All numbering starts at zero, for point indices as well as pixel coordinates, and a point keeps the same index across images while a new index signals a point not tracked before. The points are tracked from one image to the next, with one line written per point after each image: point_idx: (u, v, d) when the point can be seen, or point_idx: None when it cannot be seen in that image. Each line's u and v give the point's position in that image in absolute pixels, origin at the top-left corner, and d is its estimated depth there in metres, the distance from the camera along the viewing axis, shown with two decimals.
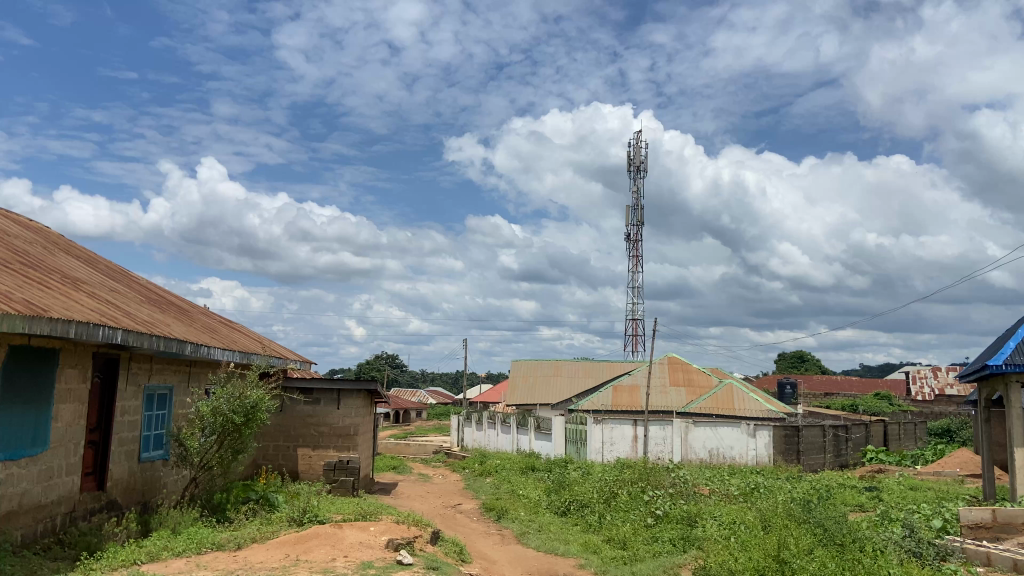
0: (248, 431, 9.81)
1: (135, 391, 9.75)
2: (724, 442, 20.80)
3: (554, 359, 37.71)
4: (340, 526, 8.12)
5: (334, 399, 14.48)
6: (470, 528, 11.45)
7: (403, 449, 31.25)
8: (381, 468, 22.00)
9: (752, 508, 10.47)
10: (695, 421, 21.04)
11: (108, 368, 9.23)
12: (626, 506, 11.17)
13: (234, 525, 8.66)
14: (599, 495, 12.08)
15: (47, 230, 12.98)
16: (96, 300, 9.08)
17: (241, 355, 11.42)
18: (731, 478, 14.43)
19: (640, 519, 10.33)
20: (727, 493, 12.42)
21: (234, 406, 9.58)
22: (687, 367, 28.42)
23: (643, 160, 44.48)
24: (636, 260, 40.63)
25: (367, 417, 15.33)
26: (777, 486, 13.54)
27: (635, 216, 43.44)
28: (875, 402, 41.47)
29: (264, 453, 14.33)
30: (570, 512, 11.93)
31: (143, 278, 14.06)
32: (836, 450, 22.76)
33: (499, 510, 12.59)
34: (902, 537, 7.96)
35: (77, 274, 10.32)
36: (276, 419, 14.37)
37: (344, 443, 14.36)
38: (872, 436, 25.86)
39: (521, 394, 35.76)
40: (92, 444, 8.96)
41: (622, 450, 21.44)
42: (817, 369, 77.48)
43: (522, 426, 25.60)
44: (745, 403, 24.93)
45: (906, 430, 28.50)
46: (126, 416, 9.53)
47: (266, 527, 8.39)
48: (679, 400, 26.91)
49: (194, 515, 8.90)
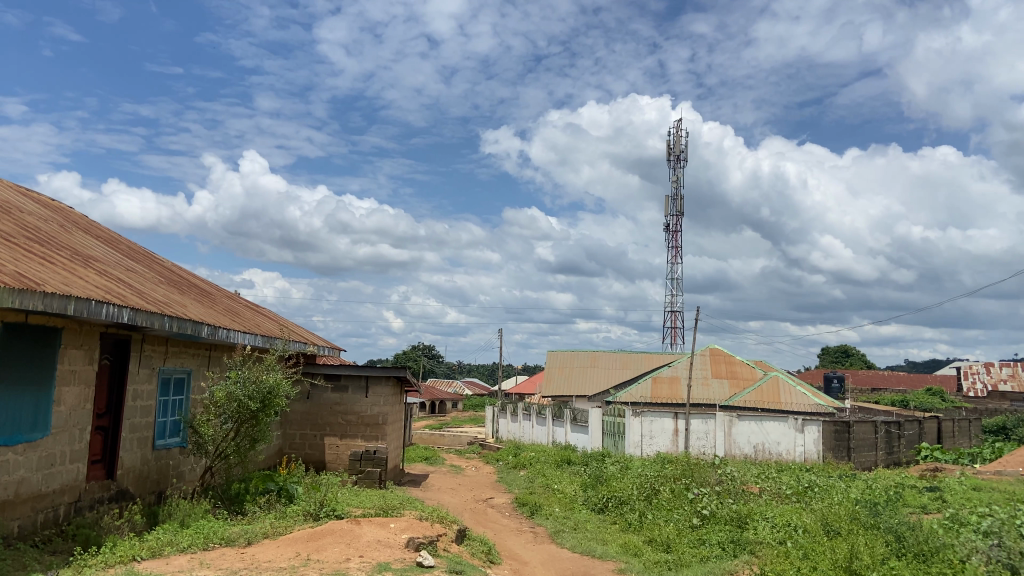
0: (265, 418, 9.22)
1: (148, 375, 9.23)
2: (771, 437, 19.84)
3: (590, 351, 36.95)
4: (358, 522, 7.49)
5: (362, 386, 13.88)
6: (500, 525, 10.76)
7: (436, 440, 30.78)
8: (413, 459, 21.47)
9: (808, 511, 9.60)
10: (739, 414, 20.13)
11: (119, 350, 8.73)
12: (670, 504, 10.38)
13: (247, 519, 8.08)
14: (639, 492, 11.30)
15: (69, 210, 12.64)
16: (106, 279, 8.57)
17: (262, 339, 10.89)
18: (781, 476, 13.48)
19: (684, 520, 9.52)
20: (779, 492, 11.53)
21: (250, 392, 9.00)
22: (729, 359, 27.41)
23: (683, 149, 43.35)
24: (676, 251, 39.56)
25: (397, 406, 14.74)
26: (832, 485, 12.64)
27: (674, 207, 42.39)
28: (926, 398, 39.87)
29: (290, 442, 13.90)
30: (609, 510, 11.17)
31: (168, 261, 13.66)
32: (889, 447, 21.63)
33: (532, 506, 11.89)
34: (988, 547, 7.05)
35: (92, 253, 9.86)
36: (302, 407, 13.89)
37: (372, 433, 13.78)
38: (926, 433, 24.57)
39: (557, 385, 35.04)
40: (101, 430, 8.47)
41: (662, 444, 20.54)
42: (863, 364, 75.10)
43: (558, 417, 24.89)
44: (792, 396, 23.86)
45: (961, 427, 27.11)
46: (138, 401, 9.02)
47: (281, 522, 7.80)
48: (721, 393, 25.96)
49: (206, 507, 8.34)
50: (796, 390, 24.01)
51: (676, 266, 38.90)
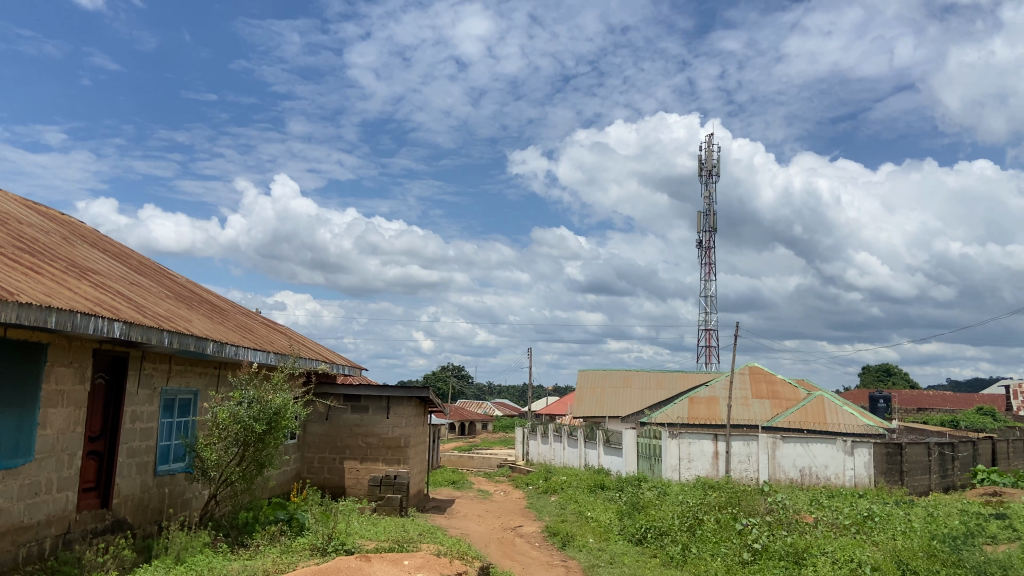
0: (272, 442, 8.50)
1: (149, 396, 8.57)
2: (818, 461, 18.76)
3: (623, 370, 35.93)
4: (367, 559, 6.69)
5: (383, 407, 13.18)
6: (529, 558, 9.92)
7: (465, 462, 29.90)
8: (440, 482, 20.68)
9: (872, 545, 8.64)
10: (783, 436, 19.04)
11: (116, 368, 8.10)
12: (716, 536, 9.44)
13: (248, 553, 7.32)
14: (680, 522, 10.38)
15: (78, 224, 12.16)
16: (102, 291, 7.96)
17: (272, 357, 10.23)
18: (835, 504, 12.40)
19: (732, 554, 8.56)
20: (836, 523, 10.46)
21: (255, 413, 8.30)
22: (769, 378, 26.27)
23: (715, 165, 42.35)
24: (709, 268, 38.55)
25: (419, 428, 13.99)
26: (891, 513, 11.56)
27: (707, 223, 41.37)
28: (977, 418, 38.09)
29: (309, 466, 13.14)
30: (647, 541, 10.23)
31: (180, 277, 13.14)
32: (943, 471, 20.37)
33: (564, 536, 11.02)
34: None
35: (93, 266, 9.30)
36: (320, 428, 13.18)
37: (394, 456, 13.03)
38: (980, 455, 23.20)
39: (589, 406, 34.09)
40: (95, 455, 7.80)
41: (701, 468, 19.47)
42: (904, 383, 72.66)
43: (590, 439, 23.96)
44: (838, 416, 22.73)
45: (1016, 449, 25.65)
46: (136, 424, 8.35)
47: (283, 557, 7.01)
48: (763, 414, 24.91)
49: (204, 540, 7.62)
50: (843, 409, 22.87)
51: (709, 283, 37.94)
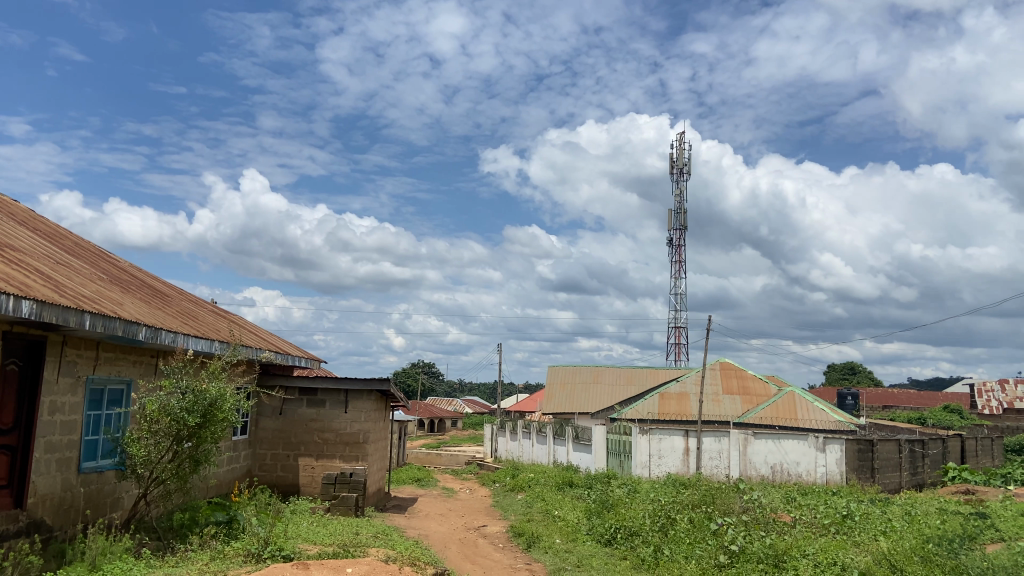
0: (208, 437, 7.73)
1: (72, 385, 7.79)
2: (790, 457, 18.35)
3: (593, 366, 35.43)
4: (306, 565, 5.99)
5: (341, 401, 12.45)
6: (491, 561, 9.26)
7: (432, 459, 29.16)
8: (404, 480, 19.95)
9: (855, 547, 8.13)
10: (755, 432, 18.59)
11: (32, 354, 7.31)
12: (690, 538, 8.86)
13: (173, 560, 6.59)
14: (652, 521, 9.80)
15: (10, 203, 11.29)
16: (15, 268, 7.15)
17: (213, 346, 9.45)
18: (812, 502, 11.92)
19: (707, 557, 7.98)
20: (814, 522, 9.97)
21: (188, 404, 7.55)
22: (741, 374, 25.90)
23: (687, 163, 42.02)
24: (680, 265, 38.26)
25: (379, 423, 13.29)
26: (870, 512, 11.12)
27: (678, 220, 41.05)
28: (945, 416, 38.05)
29: (260, 463, 12.36)
30: (617, 542, 9.64)
31: (122, 262, 12.32)
32: (913, 468, 20.08)
33: (529, 537, 10.39)
34: None
35: (14, 243, 8.47)
36: (273, 424, 12.39)
37: (352, 452, 12.32)
38: (950, 452, 22.98)
39: (558, 402, 33.55)
40: (6, 449, 6.99)
41: (672, 464, 18.98)
42: (869, 381, 73.14)
43: (559, 435, 23.39)
44: (809, 413, 22.41)
45: (985, 446, 25.50)
46: (56, 416, 7.55)
47: (211, 564, 6.27)
48: (734, 410, 24.55)
49: (126, 546, 6.87)
50: (815, 406, 22.52)
51: (680, 281, 37.60)
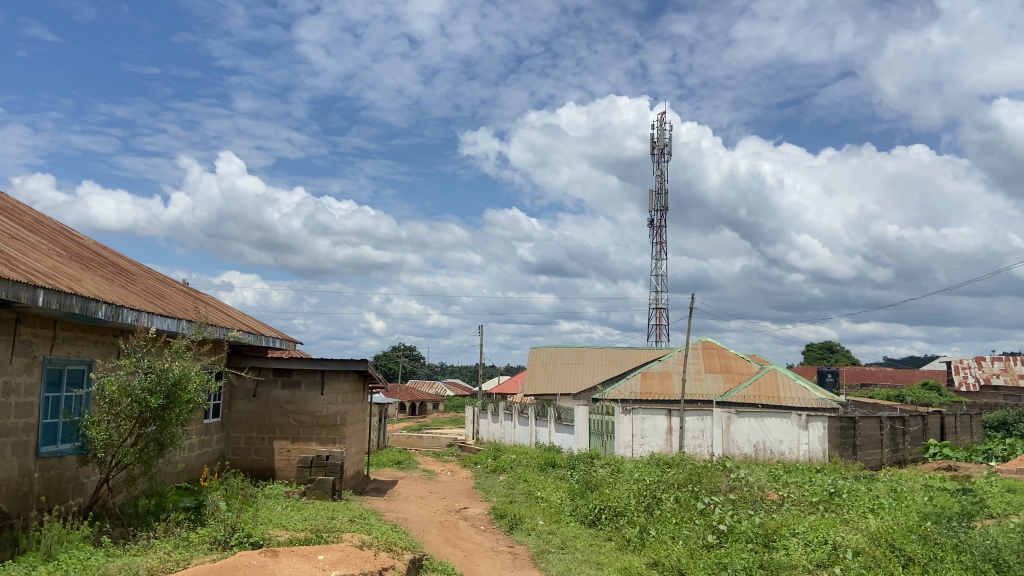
0: (172, 418, 7.35)
1: (28, 365, 7.37)
2: (773, 435, 18.24)
3: (575, 347, 35.22)
4: (275, 553, 5.64)
5: (317, 382, 12.08)
6: (472, 544, 8.98)
7: (414, 442, 28.87)
8: (383, 463, 19.63)
9: (846, 525, 7.93)
10: (738, 410, 18.40)
11: None
12: (676, 517, 8.63)
13: (135, 548, 6.24)
14: (637, 501, 9.57)
15: None
16: None
17: (177, 325, 9.03)
18: (798, 480, 11.75)
19: (695, 537, 7.75)
20: (802, 499, 9.79)
21: (150, 384, 7.16)
22: (722, 352, 25.79)
23: (667, 143, 41.70)
24: (661, 246, 38.03)
25: (357, 405, 12.97)
26: (856, 489, 10.96)
27: (659, 201, 40.78)
28: (924, 393, 38.26)
29: (234, 447, 11.98)
30: (601, 523, 9.39)
31: (86, 240, 11.83)
32: (895, 445, 20.05)
33: (512, 519, 10.11)
34: None
35: None
36: (246, 407, 12.00)
37: (329, 435, 11.99)
38: (930, 429, 22.99)
39: (540, 383, 33.32)
40: None
41: (655, 444, 18.79)
42: (847, 360, 73.78)
43: (542, 416, 23.16)
44: (791, 391, 22.34)
45: (964, 422, 25.59)
46: (11, 398, 7.14)
47: (175, 553, 5.92)
48: (716, 389, 24.46)
49: (85, 534, 6.50)
50: (796, 383, 22.44)
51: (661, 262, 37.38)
